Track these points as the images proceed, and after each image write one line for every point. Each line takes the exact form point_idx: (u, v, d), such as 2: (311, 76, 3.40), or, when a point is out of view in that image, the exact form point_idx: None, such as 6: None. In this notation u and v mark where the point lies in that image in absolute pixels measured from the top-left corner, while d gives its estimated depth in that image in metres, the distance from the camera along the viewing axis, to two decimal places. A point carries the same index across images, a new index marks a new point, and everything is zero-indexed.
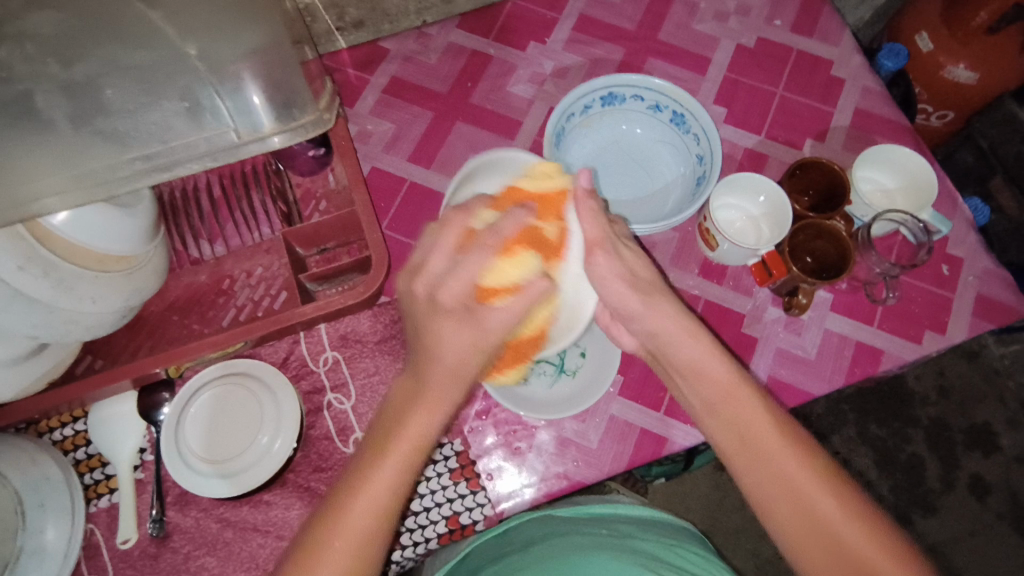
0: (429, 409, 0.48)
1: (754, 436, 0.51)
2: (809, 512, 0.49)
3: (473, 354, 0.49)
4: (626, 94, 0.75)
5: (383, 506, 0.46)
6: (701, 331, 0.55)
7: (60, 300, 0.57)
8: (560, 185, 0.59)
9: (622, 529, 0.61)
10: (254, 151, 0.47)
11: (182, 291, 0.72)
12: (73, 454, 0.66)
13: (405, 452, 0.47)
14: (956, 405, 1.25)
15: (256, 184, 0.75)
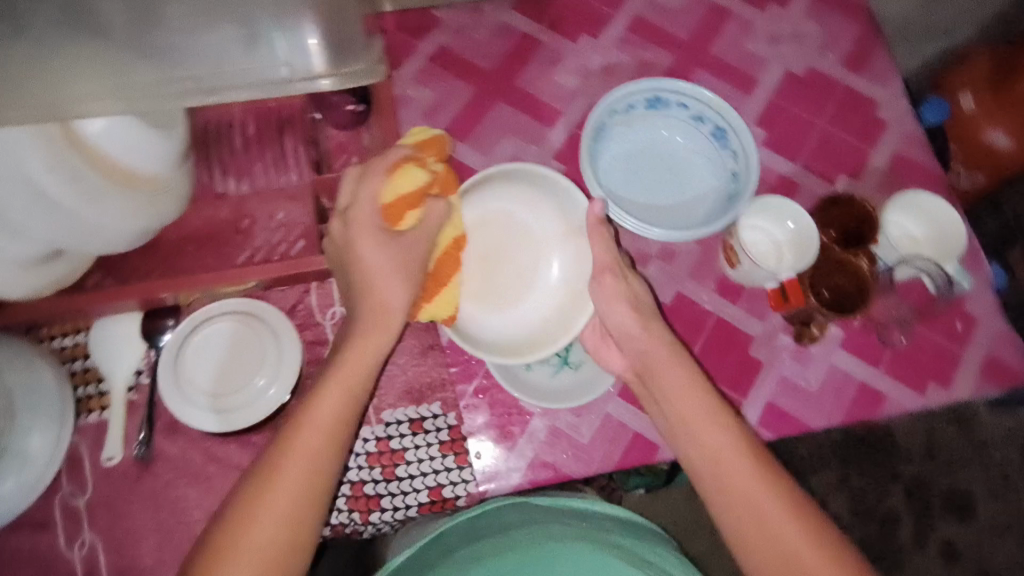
0: (369, 329, 0.58)
1: (730, 466, 0.57)
2: (758, 518, 0.55)
3: (404, 258, 0.59)
4: (672, 100, 0.74)
5: (333, 428, 0.54)
6: (682, 357, 0.62)
7: (83, 209, 0.57)
8: (434, 134, 0.68)
9: (600, 524, 0.62)
10: (301, 89, 0.47)
11: (201, 224, 0.71)
12: (71, 364, 0.66)
13: (353, 378, 0.56)
14: (939, 469, 1.25)
15: (291, 131, 0.74)
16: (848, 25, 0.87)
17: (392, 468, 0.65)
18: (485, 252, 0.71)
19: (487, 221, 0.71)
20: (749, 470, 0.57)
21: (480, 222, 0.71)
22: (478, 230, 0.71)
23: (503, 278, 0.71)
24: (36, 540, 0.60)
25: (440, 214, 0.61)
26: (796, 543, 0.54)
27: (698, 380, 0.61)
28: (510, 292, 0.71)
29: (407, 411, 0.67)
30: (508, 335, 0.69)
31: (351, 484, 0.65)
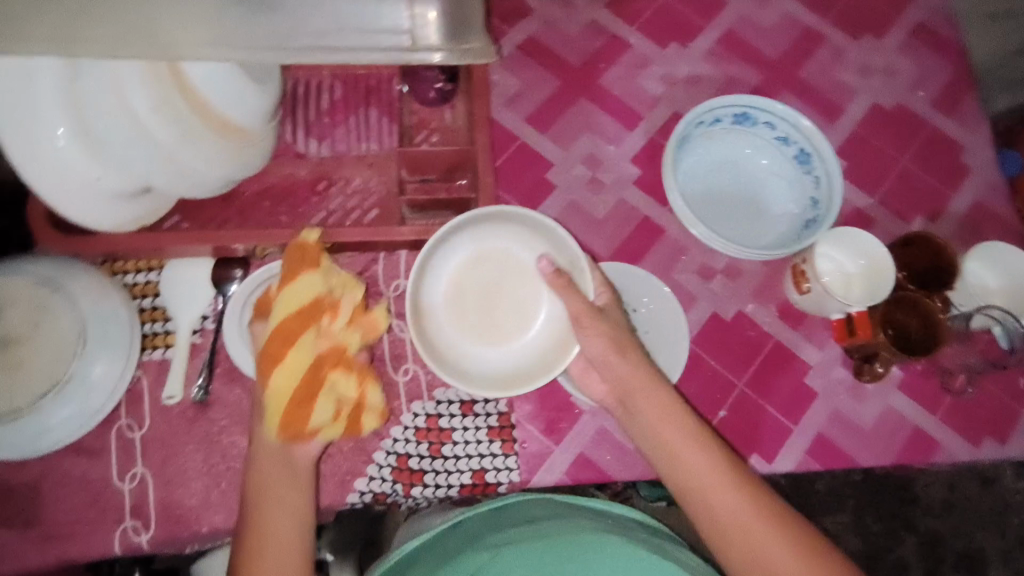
0: (273, 458, 0.58)
1: (719, 491, 0.56)
2: (759, 556, 0.54)
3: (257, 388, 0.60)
4: (759, 117, 0.73)
5: (287, 535, 0.56)
6: (661, 382, 0.60)
7: (179, 151, 0.58)
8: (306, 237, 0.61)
9: (617, 523, 0.63)
10: (415, 61, 0.47)
11: (279, 180, 0.72)
12: (140, 301, 0.67)
13: (281, 511, 0.57)
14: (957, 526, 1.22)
15: (375, 101, 0.75)
16: (942, 65, 0.86)
17: (438, 446, 0.65)
18: (483, 291, 0.68)
19: (484, 257, 0.68)
20: (741, 504, 0.56)
21: (478, 259, 0.68)
22: (475, 267, 0.68)
23: (500, 309, 0.68)
24: (90, 467, 0.61)
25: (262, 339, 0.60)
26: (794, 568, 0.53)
27: (678, 407, 0.59)
28: (505, 324, 0.68)
29: (459, 392, 0.67)
30: (504, 368, 0.66)
31: (396, 456, 0.64)
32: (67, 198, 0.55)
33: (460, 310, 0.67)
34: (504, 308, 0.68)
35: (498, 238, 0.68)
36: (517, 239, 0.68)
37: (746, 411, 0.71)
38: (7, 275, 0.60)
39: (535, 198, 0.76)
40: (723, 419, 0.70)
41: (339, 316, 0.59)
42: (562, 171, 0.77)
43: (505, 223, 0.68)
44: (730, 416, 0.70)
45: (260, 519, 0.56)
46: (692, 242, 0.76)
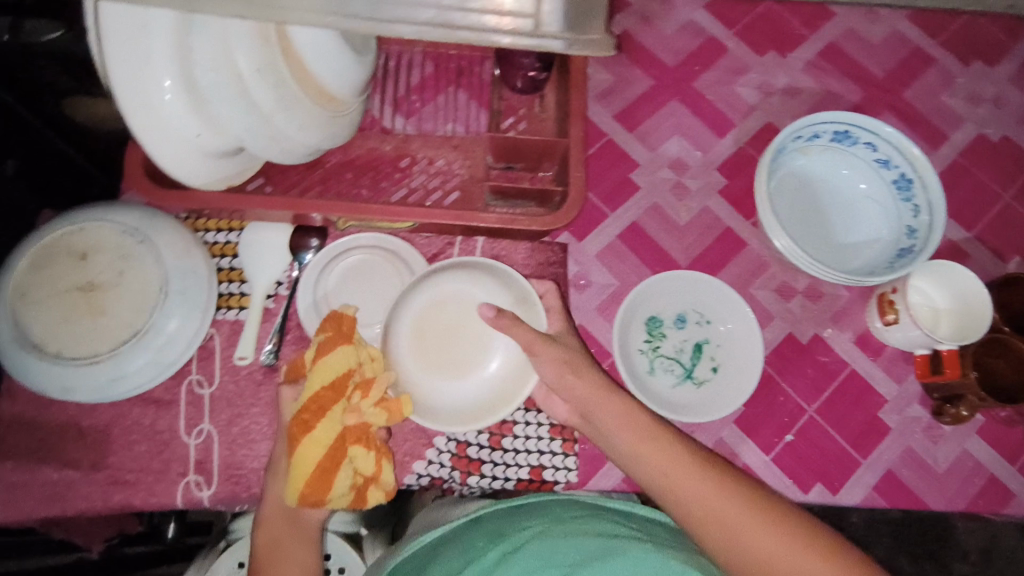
0: (279, 515, 0.58)
1: (688, 483, 0.52)
2: (750, 545, 0.48)
3: (280, 449, 0.59)
4: (860, 137, 0.70)
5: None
6: (614, 387, 0.58)
7: (275, 115, 0.58)
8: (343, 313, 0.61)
9: (652, 530, 0.55)
10: (530, 45, 0.46)
11: (363, 153, 0.71)
12: (219, 260, 0.67)
13: (287, 554, 0.57)
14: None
15: (466, 85, 0.75)
16: None
17: (499, 438, 0.64)
18: (443, 336, 0.64)
19: (443, 301, 0.64)
20: (720, 492, 0.51)
21: (435, 302, 0.64)
22: (432, 312, 0.64)
23: (455, 350, 0.64)
24: (159, 416, 0.62)
25: (291, 403, 0.59)
26: (786, 555, 0.47)
27: (636, 409, 0.57)
28: (464, 365, 0.64)
29: None
30: (467, 405, 0.62)
31: (455, 443, 0.64)
32: (165, 152, 0.56)
33: (421, 355, 0.63)
34: (460, 350, 0.64)
35: (453, 281, 0.64)
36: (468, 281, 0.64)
37: (815, 438, 0.68)
38: (93, 224, 0.61)
39: (616, 197, 0.74)
40: (790, 443, 0.68)
41: (369, 392, 0.57)
42: (646, 173, 0.75)
43: (459, 263, 0.64)
44: (797, 441, 0.68)
45: (267, 557, 0.57)
46: (774, 258, 0.73)
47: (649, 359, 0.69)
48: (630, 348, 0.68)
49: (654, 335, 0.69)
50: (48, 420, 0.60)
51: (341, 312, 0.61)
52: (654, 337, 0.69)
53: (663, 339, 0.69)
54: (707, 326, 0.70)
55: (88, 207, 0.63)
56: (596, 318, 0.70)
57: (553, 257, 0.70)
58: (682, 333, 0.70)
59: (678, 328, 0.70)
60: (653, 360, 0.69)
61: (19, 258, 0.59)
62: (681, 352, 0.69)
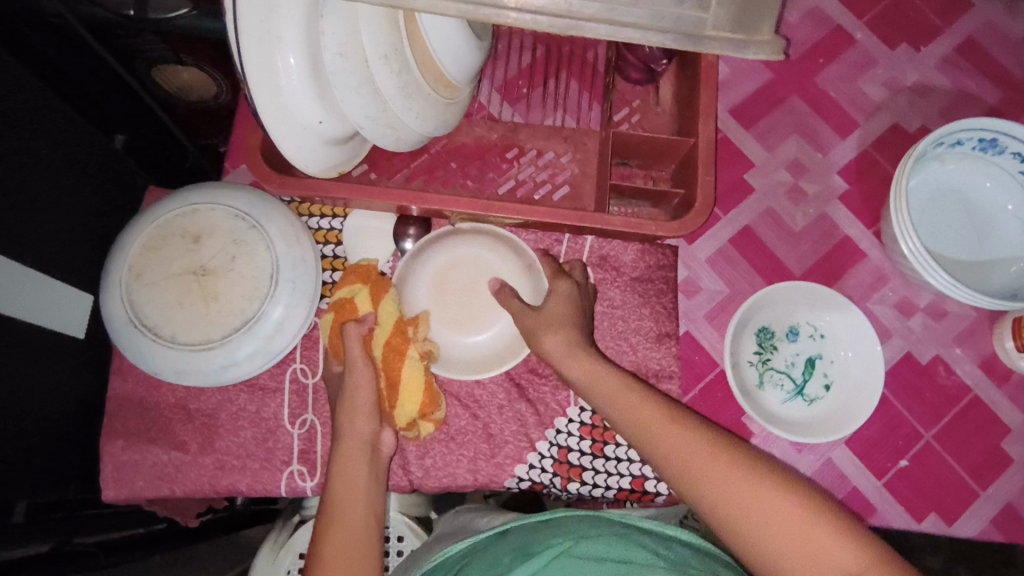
0: (356, 456, 0.54)
1: (658, 433, 0.48)
2: (723, 497, 0.43)
3: (349, 390, 0.56)
4: (1008, 146, 0.64)
5: (362, 524, 0.52)
6: (588, 348, 0.56)
7: (396, 102, 0.55)
8: (367, 265, 0.62)
9: (680, 555, 0.48)
10: (686, 45, 0.43)
11: (468, 141, 0.69)
12: (323, 247, 0.66)
13: (353, 500, 0.53)
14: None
15: (577, 74, 0.72)
16: None
17: (601, 445, 0.62)
18: (461, 290, 0.65)
19: (460, 259, 0.65)
20: (690, 440, 0.47)
21: (453, 261, 0.65)
22: (453, 271, 0.65)
23: (464, 306, 0.65)
24: (265, 403, 0.61)
25: (358, 341, 0.56)
26: (757, 501, 0.42)
27: (596, 360, 0.55)
28: (471, 321, 0.65)
29: None
30: (476, 353, 0.64)
31: (557, 448, 0.62)
32: (285, 137, 0.54)
33: (439, 309, 0.64)
34: (469, 307, 0.65)
35: (470, 244, 0.65)
36: (483, 243, 0.65)
37: (931, 464, 0.65)
38: (205, 207, 0.60)
39: (728, 198, 0.70)
40: (904, 468, 0.64)
41: (420, 325, 0.61)
42: (762, 173, 0.71)
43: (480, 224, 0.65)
44: (911, 467, 0.65)
45: (336, 506, 0.52)
46: (896, 271, 0.69)
47: (759, 372, 0.66)
48: (740, 358, 0.65)
49: (765, 347, 0.66)
50: (157, 402, 0.61)
51: (366, 262, 0.62)
52: (765, 349, 0.66)
53: (774, 351, 0.66)
54: (821, 341, 0.66)
55: (198, 187, 0.62)
56: (703, 325, 0.67)
57: (663, 260, 0.67)
58: (794, 346, 0.66)
59: (790, 341, 0.66)
60: (762, 373, 0.66)
61: (131, 242, 0.59)
62: (792, 366, 0.66)
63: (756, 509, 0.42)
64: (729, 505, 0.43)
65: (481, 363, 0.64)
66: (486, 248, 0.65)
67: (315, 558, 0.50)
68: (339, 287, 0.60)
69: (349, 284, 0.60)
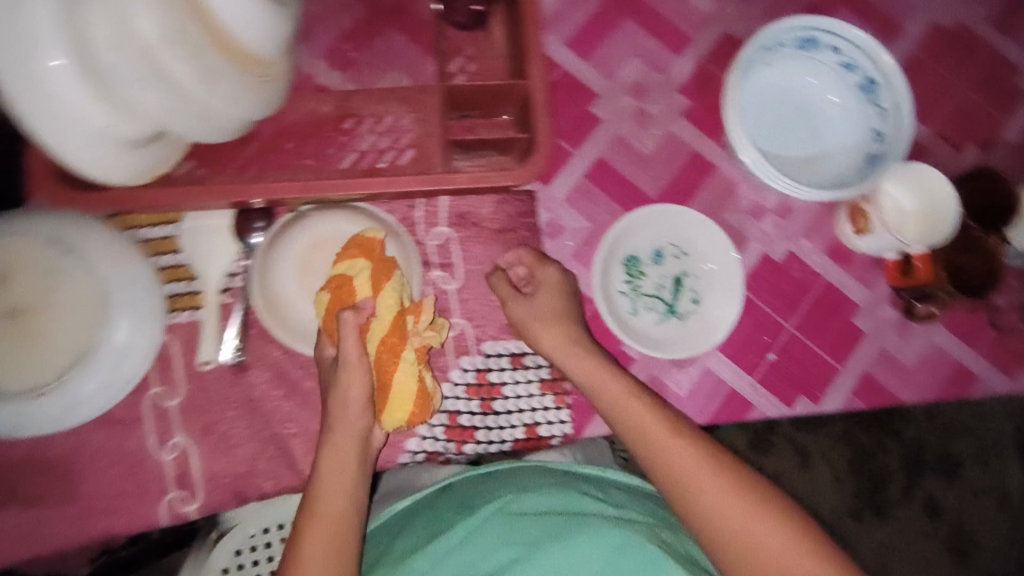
0: (346, 444, 0.54)
1: (666, 446, 0.54)
2: (722, 517, 0.50)
3: (342, 382, 0.53)
4: (823, 42, 0.67)
5: (342, 517, 0.52)
6: (588, 345, 0.60)
7: (194, 90, 0.50)
8: (373, 237, 0.56)
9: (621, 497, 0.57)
10: None
11: (300, 117, 0.64)
12: (158, 259, 0.60)
13: (337, 489, 0.53)
14: (959, 493, 1.11)
15: (404, 26, 0.67)
16: None
17: (490, 402, 0.64)
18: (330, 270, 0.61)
19: (321, 239, 0.61)
20: (695, 457, 0.53)
21: (312, 242, 0.61)
22: (314, 252, 0.61)
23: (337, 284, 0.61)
24: (127, 437, 0.57)
25: (349, 337, 0.52)
26: (751, 525, 0.50)
27: (600, 361, 0.59)
28: None
29: (508, 345, 0.65)
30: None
31: (447, 413, 0.63)
32: (72, 145, 0.49)
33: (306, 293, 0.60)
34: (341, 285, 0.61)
35: (326, 222, 0.62)
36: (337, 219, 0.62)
37: (796, 353, 0.70)
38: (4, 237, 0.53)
39: (577, 134, 0.70)
40: (773, 361, 0.69)
41: (420, 315, 0.55)
42: (608, 103, 0.71)
43: (323, 204, 0.62)
44: (780, 358, 0.69)
45: (319, 494, 0.53)
46: (745, 178, 0.71)
47: (631, 300, 0.68)
48: (612, 290, 0.67)
49: (634, 275, 0.68)
50: (5, 460, 0.56)
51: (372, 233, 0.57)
52: (635, 277, 0.68)
53: (643, 277, 0.68)
54: (686, 259, 0.69)
55: None
56: (572, 264, 0.67)
57: (523, 208, 0.67)
58: (661, 268, 0.68)
59: (656, 265, 0.68)
60: (635, 300, 0.68)
61: None
62: (661, 288, 0.68)
63: (749, 531, 0.50)
64: (725, 521, 0.50)
65: None
66: (342, 222, 0.62)
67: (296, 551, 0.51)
68: (338, 260, 0.55)
69: (353, 259, 0.54)
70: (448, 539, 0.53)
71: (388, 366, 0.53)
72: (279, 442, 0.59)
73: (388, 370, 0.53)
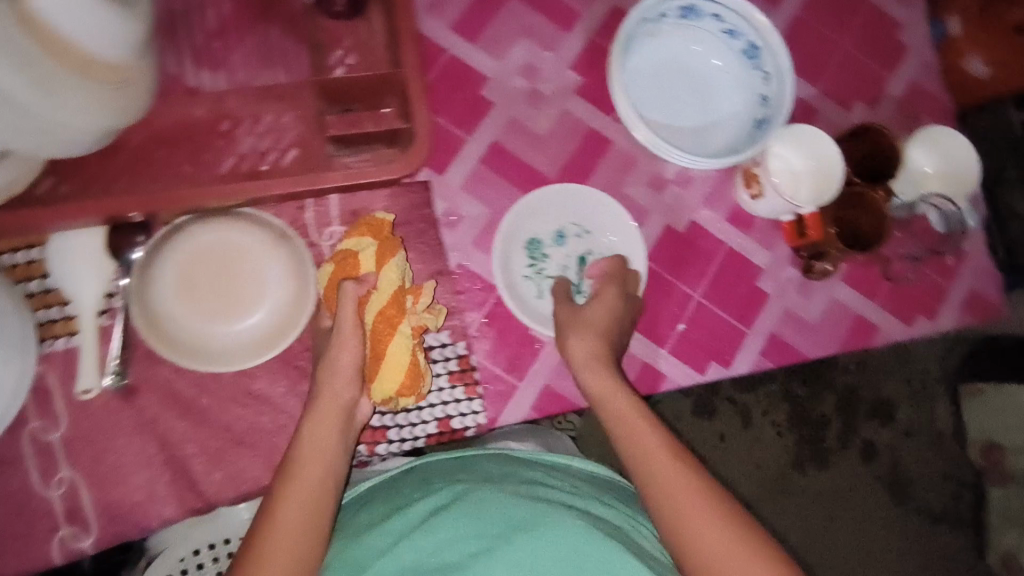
0: (330, 418, 0.54)
1: (652, 455, 0.55)
2: (689, 526, 0.51)
3: (333, 349, 0.55)
4: (705, 10, 0.67)
5: (315, 495, 0.52)
6: (609, 342, 0.62)
7: (39, 108, 0.47)
8: (381, 221, 0.60)
9: (579, 488, 0.60)
10: None
11: (172, 123, 0.61)
12: (26, 285, 0.57)
13: (316, 457, 0.53)
14: (896, 435, 1.15)
15: (275, 19, 0.64)
16: None
17: None
18: (216, 281, 0.59)
19: (202, 250, 0.59)
20: (676, 469, 0.54)
21: (194, 254, 0.58)
22: (199, 264, 0.58)
23: (229, 293, 0.59)
24: (8, 476, 0.54)
25: (345, 305, 0.54)
26: (717, 539, 0.50)
27: (615, 376, 0.60)
28: (237, 306, 0.59)
29: None
30: (254, 333, 0.59)
31: None
32: None
33: (193, 308, 0.58)
34: (233, 294, 0.59)
35: (208, 231, 0.59)
36: (219, 226, 0.59)
37: (705, 321, 0.71)
38: None
39: (468, 119, 0.68)
40: (683, 331, 0.70)
41: (419, 297, 0.58)
42: (498, 85, 0.69)
43: (205, 212, 0.59)
44: (689, 328, 0.70)
45: (298, 464, 0.52)
46: (642, 151, 0.71)
47: (536, 284, 0.67)
48: (514, 276, 0.66)
49: (537, 258, 0.67)
50: None
51: (384, 219, 0.60)
52: (537, 259, 0.67)
53: (546, 259, 0.67)
54: (589, 237, 0.68)
55: None
56: (473, 252, 0.66)
57: (417, 199, 0.65)
58: (564, 249, 0.68)
59: (558, 246, 0.68)
60: (540, 283, 0.67)
61: None
62: (565, 269, 0.68)
63: (717, 546, 0.50)
64: (690, 533, 0.51)
65: (256, 346, 0.58)
66: (225, 229, 0.59)
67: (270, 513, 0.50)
68: (349, 236, 0.59)
69: (361, 237, 0.58)
70: (409, 516, 0.56)
71: (383, 336, 0.56)
72: (177, 464, 0.57)
73: (382, 340, 0.56)
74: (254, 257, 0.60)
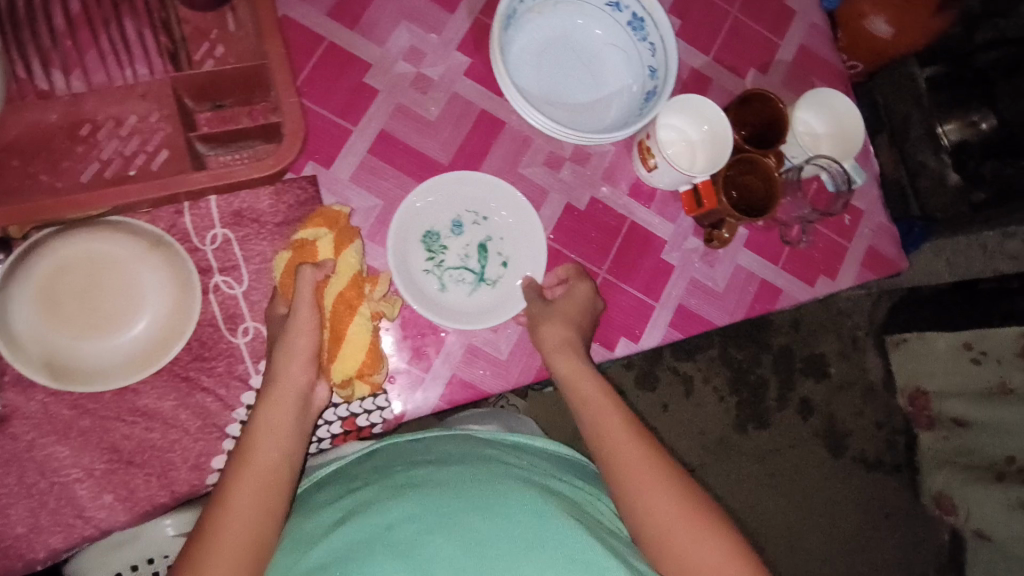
0: (288, 398, 0.52)
1: (612, 433, 0.53)
2: (646, 504, 0.49)
3: (290, 331, 0.53)
4: None
5: (265, 479, 0.48)
6: (576, 326, 0.63)
7: None
8: (336, 215, 0.59)
9: (539, 464, 0.56)
10: None
11: (24, 130, 0.57)
12: None
13: (269, 443, 0.49)
14: (830, 390, 1.18)
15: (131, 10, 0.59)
16: None
17: None
18: (90, 294, 0.56)
19: (71, 263, 0.56)
20: (641, 446, 0.52)
21: (62, 268, 0.55)
22: (71, 277, 0.56)
23: (106, 307, 0.56)
24: None
25: (304, 288, 0.54)
26: (677, 517, 0.48)
27: (583, 363, 0.60)
28: (115, 319, 0.56)
29: None
30: (136, 346, 0.56)
31: None
32: None
33: (66, 325, 0.55)
34: (110, 307, 0.56)
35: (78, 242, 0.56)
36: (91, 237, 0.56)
37: (612, 298, 0.71)
38: None
39: (353, 108, 0.66)
40: None
41: (377, 284, 0.59)
42: (382, 71, 0.67)
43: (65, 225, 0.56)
44: None
45: (251, 446, 0.49)
46: (536, 130, 0.70)
47: (438, 277, 0.66)
48: (413, 270, 0.65)
49: (435, 250, 0.66)
50: None
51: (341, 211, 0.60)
52: (436, 252, 0.66)
53: (445, 251, 0.66)
54: (485, 223, 0.67)
55: None
56: (368, 246, 0.65)
57: (303, 194, 0.62)
58: (462, 238, 0.67)
59: (456, 236, 0.66)
60: (441, 276, 0.66)
61: None
62: (466, 258, 0.67)
63: (679, 522, 0.48)
64: (648, 511, 0.49)
65: (137, 361, 0.56)
66: (98, 239, 0.56)
67: (220, 503, 0.46)
68: (304, 227, 0.58)
69: (316, 228, 0.58)
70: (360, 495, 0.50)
71: (343, 318, 0.56)
72: (59, 491, 0.54)
73: (343, 321, 0.55)
74: (131, 267, 0.57)
